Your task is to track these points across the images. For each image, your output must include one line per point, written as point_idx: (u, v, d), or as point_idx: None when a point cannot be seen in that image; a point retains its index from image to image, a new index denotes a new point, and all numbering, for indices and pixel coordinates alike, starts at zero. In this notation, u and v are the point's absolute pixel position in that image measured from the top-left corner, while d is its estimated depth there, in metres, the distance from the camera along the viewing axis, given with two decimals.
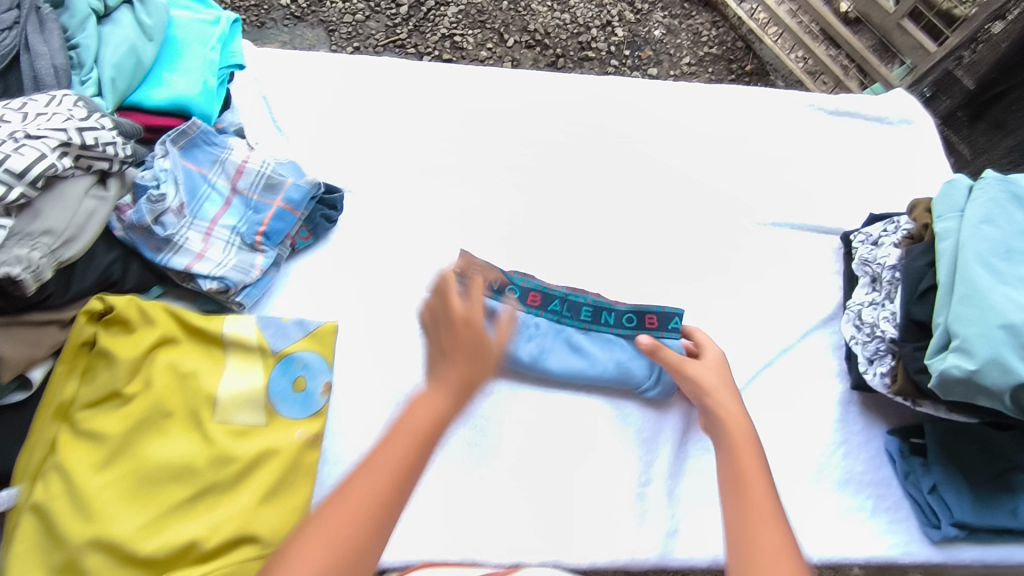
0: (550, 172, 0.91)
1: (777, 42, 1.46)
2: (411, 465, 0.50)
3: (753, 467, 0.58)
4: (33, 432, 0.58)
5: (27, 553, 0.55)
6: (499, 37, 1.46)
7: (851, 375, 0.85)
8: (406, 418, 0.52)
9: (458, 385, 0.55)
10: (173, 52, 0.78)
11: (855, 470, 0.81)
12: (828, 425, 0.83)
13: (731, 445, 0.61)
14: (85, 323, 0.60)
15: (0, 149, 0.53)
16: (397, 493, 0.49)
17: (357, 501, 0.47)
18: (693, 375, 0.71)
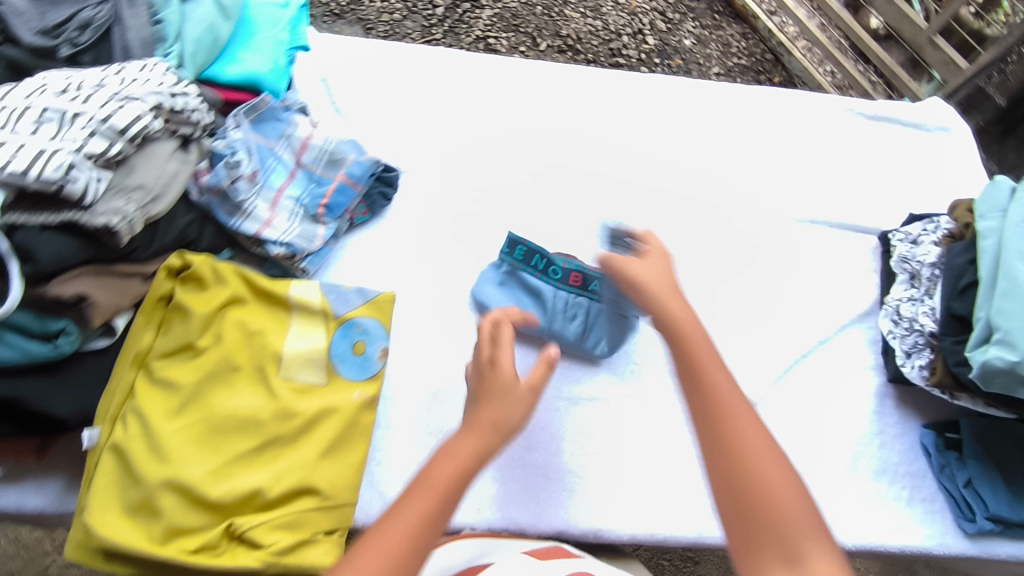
0: (594, 163, 0.93)
1: (806, 54, 1.47)
2: (434, 518, 0.49)
3: (715, 375, 0.57)
4: (113, 377, 0.62)
5: (107, 488, 0.59)
6: (531, 41, 1.48)
7: (887, 369, 0.87)
8: (427, 474, 0.52)
9: (490, 429, 0.55)
10: (246, 32, 0.82)
11: (890, 461, 0.82)
12: (865, 416, 0.85)
13: (689, 351, 0.58)
14: (163, 279, 0.64)
15: (106, 107, 0.59)
16: (422, 543, 0.48)
17: (384, 543, 0.48)
18: (628, 278, 0.66)
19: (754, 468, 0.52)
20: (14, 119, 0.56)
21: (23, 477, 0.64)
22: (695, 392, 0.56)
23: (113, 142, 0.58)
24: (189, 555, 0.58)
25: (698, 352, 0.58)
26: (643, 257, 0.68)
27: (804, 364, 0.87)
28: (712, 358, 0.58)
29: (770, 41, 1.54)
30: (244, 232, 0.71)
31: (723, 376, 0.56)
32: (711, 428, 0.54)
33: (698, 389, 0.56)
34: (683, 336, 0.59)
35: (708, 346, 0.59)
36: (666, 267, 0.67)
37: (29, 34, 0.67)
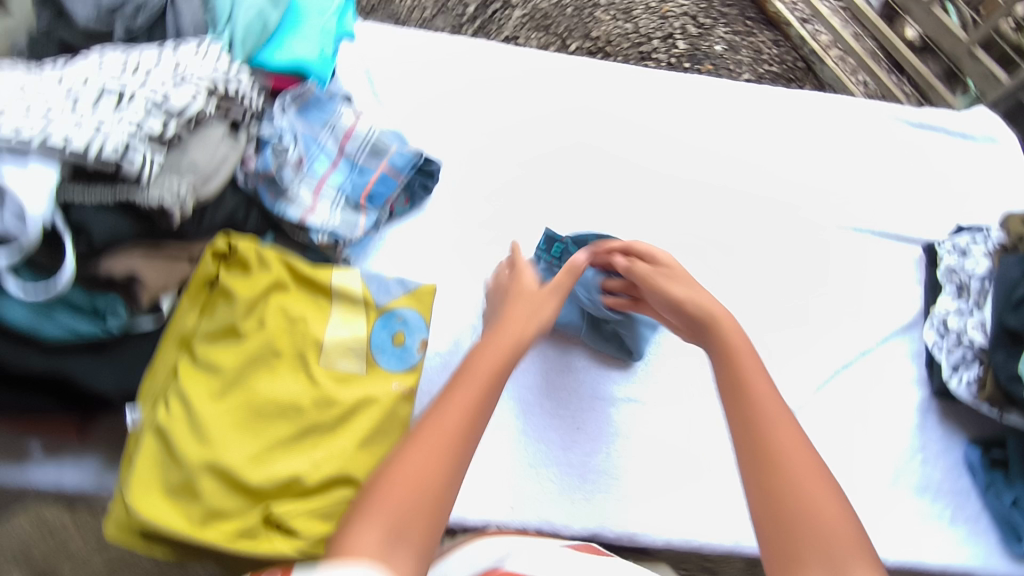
0: (633, 163, 0.92)
1: (838, 63, 1.41)
2: (465, 431, 0.55)
3: (762, 392, 0.58)
4: (158, 357, 0.62)
5: (148, 469, 0.58)
6: (561, 42, 1.47)
7: (930, 383, 0.84)
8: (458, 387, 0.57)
9: (510, 341, 0.62)
10: (294, 17, 0.82)
11: (933, 477, 0.80)
12: (907, 430, 0.82)
13: (736, 372, 0.59)
14: (209, 261, 0.64)
15: (164, 89, 0.60)
16: (452, 459, 0.53)
17: (415, 468, 0.52)
18: (670, 296, 0.67)
19: (799, 490, 0.51)
20: (81, 100, 0.57)
21: (62, 455, 0.63)
22: (738, 408, 0.57)
23: (171, 122, 0.59)
24: (227, 539, 0.57)
25: (748, 372, 0.59)
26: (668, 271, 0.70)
27: (845, 374, 0.85)
28: (761, 379, 0.59)
29: (803, 49, 1.48)
30: (289, 218, 0.71)
31: (772, 398, 0.57)
32: (754, 446, 0.55)
33: (744, 408, 0.57)
34: (730, 356, 0.60)
35: (757, 367, 0.59)
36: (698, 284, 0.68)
37: (84, 18, 0.69)
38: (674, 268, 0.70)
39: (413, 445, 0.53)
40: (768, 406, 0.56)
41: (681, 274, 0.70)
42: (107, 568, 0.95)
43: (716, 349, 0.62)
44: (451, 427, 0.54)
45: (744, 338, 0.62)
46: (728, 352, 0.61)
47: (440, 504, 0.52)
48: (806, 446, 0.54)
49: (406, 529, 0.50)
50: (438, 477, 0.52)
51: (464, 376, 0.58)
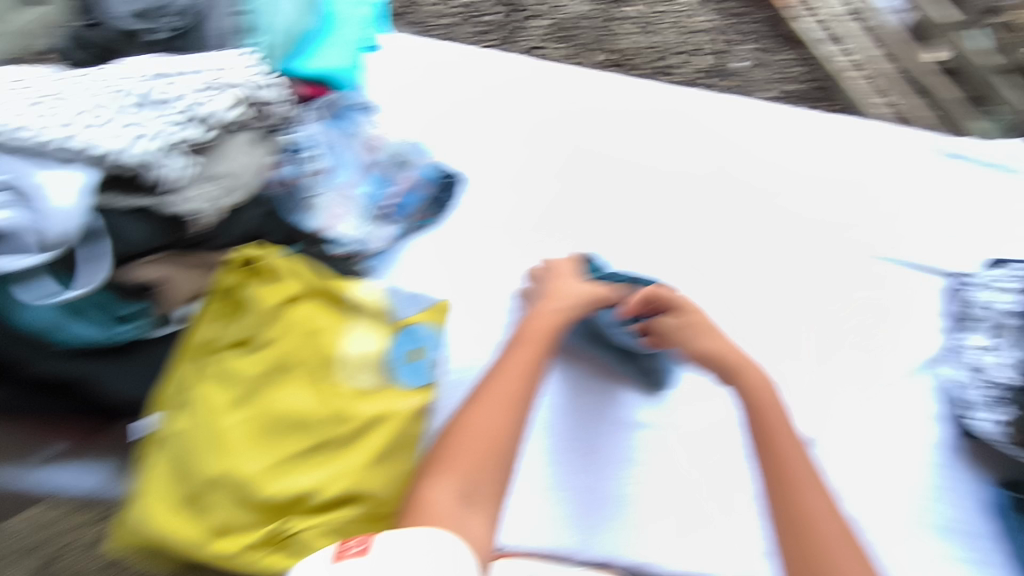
0: (656, 178, 0.90)
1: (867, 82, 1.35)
2: (512, 425, 0.60)
3: (791, 454, 0.59)
4: (174, 366, 0.61)
5: (164, 477, 0.59)
6: (582, 54, 1.46)
7: (954, 421, 0.80)
8: (501, 384, 0.62)
9: (535, 342, 0.65)
10: (328, 25, 0.81)
11: (954, 517, 0.77)
12: (925, 466, 0.79)
13: (767, 432, 0.60)
14: (230, 272, 0.62)
15: (196, 94, 0.59)
16: (503, 450, 0.59)
17: (473, 457, 0.58)
18: (688, 351, 0.66)
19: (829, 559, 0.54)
20: (107, 105, 0.56)
21: (78, 459, 0.63)
22: (770, 470, 0.58)
23: (202, 131, 0.59)
24: (242, 552, 0.58)
25: (778, 433, 0.60)
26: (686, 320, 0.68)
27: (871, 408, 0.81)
28: (791, 440, 0.59)
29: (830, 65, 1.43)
30: (307, 227, 0.71)
31: (797, 456, 0.58)
32: (781, 504, 0.57)
33: (774, 467, 0.58)
34: (758, 409, 0.61)
35: (782, 420, 0.60)
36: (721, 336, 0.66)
37: (121, 18, 0.68)
38: (694, 315, 0.68)
39: (478, 405, 0.61)
40: (795, 466, 0.58)
41: (703, 323, 0.67)
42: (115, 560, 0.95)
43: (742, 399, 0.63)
44: (511, 389, 0.62)
45: (773, 394, 0.62)
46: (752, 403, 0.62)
47: (505, 460, 0.60)
48: (829, 504, 0.57)
49: (479, 482, 0.58)
50: (494, 469, 0.58)
51: (518, 340, 0.66)
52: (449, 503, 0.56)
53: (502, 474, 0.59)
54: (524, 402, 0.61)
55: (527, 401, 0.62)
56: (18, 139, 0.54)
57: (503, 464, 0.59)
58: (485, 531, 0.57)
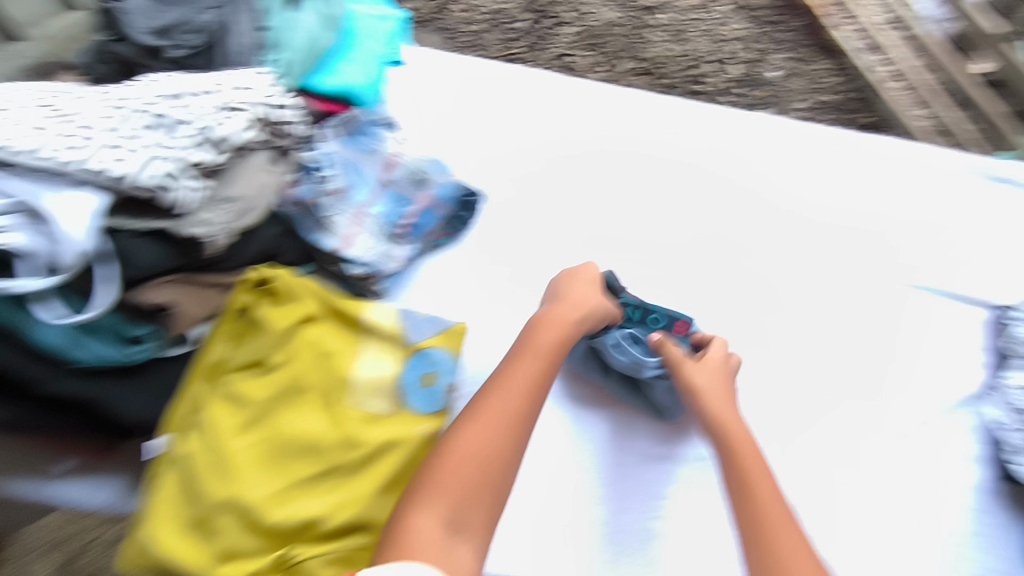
0: (678, 198, 0.87)
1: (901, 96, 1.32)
2: (507, 445, 0.57)
3: (774, 511, 0.57)
4: (185, 388, 0.61)
5: (170, 501, 0.58)
6: (607, 65, 1.44)
7: (995, 464, 0.74)
8: (498, 399, 0.59)
9: (541, 355, 0.63)
10: (346, 46, 0.83)
11: (994, 566, 0.69)
12: (962, 511, 0.72)
13: (747, 483, 0.59)
14: (242, 290, 0.63)
15: (212, 118, 0.59)
16: (495, 470, 0.56)
17: (457, 473, 0.55)
18: (689, 385, 0.68)
19: None
20: (121, 127, 0.57)
21: (88, 475, 0.63)
22: (749, 521, 0.57)
23: (214, 152, 0.58)
24: None
25: (759, 486, 0.59)
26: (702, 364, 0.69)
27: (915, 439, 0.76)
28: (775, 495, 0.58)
29: (861, 81, 1.39)
30: (324, 248, 0.69)
31: (771, 497, 0.58)
32: (755, 540, 0.55)
33: (748, 506, 0.58)
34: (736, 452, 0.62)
35: (760, 467, 0.61)
36: (721, 380, 0.68)
37: (142, 34, 0.69)
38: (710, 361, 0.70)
39: (473, 424, 0.57)
40: (766, 496, 0.58)
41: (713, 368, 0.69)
42: None
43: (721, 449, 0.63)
44: (510, 408, 0.58)
45: (745, 432, 0.63)
46: (731, 451, 0.62)
47: (499, 485, 0.56)
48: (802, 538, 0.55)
49: (469, 506, 0.54)
50: (480, 486, 0.55)
51: (518, 355, 0.63)
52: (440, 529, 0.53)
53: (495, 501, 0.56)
54: (524, 422, 0.59)
55: (526, 424, 0.59)
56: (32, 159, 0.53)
57: (496, 489, 0.56)
58: (472, 563, 0.53)
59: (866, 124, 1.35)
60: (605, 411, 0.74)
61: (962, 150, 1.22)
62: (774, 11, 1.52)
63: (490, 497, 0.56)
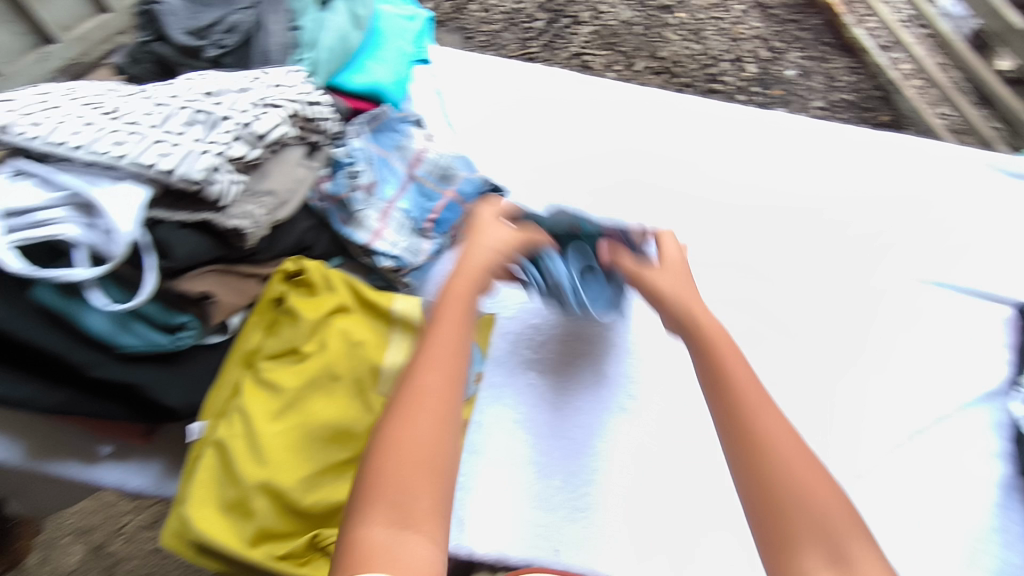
0: (696, 194, 0.88)
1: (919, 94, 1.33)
2: (443, 414, 0.48)
3: (772, 429, 0.49)
4: (222, 374, 0.64)
5: (206, 484, 0.59)
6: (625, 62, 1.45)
7: (1017, 460, 0.72)
8: (424, 370, 0.50)
9: (459, 312, 0.56)
10: (374, 44, 0.86)
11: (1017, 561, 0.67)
12: (985, 507, 0.70)
13: (731, 402, 0.51)
14: (277, 281, 0.66)
15: (250, 114, 0.62)
16: (440, 448, 0.47)
17: (399, 462, 0.45)
18: (653, 287, 0.65)
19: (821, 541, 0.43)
20: (166, 122, 0.59)
21: (127, 458, 0.66)
22: (741, 451, 0.48)
23: (253, 147, 0.61)
24: (276, 560, 0.58)
25: (752, 405, 0.50)
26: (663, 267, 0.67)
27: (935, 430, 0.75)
28: (769, 412, 0.50)
29: (881, 78, 1.40)
30: (355, 242, 0.71)
31: (772, 415, 0.50)
32: (746, 464, 0.47)
33: (740, 421, 0.49)
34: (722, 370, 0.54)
35: (743, 368, 0.54)
36: (685, 281, 0.66)
37: (180, 33, 0.72)
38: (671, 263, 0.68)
39: (406, 403, 0.48)
40: (759, 412, 0.50)
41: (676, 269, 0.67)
42: (151, 551, 0.97)
43: (705, 367, 0.55)
44: (438, 373, 0.50)
45: (722, 332, 0.58)
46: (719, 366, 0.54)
47: (443, 462, 0.47)
48: (808, 452, 0.48)
49: (416, 491, 0.44)
50: (426, 466, 0.46)
51: (441, 312, 0.56)
52: (377, 483, 0.44)
53: (439, 451, 0.47)
54: (456, 383, 0.51)
55: (457, 386, 0.51)
56: (93, 152, 0.55)
57: (443, 466, 0.47)
58: (431, 552, 0.43)
59: (886, 122, 1.35)
60: (587, 367, 0.73)
61: (983, 147, 1.21)
62: (791, 10, 1.54)
63: (439, 480, 0.46)
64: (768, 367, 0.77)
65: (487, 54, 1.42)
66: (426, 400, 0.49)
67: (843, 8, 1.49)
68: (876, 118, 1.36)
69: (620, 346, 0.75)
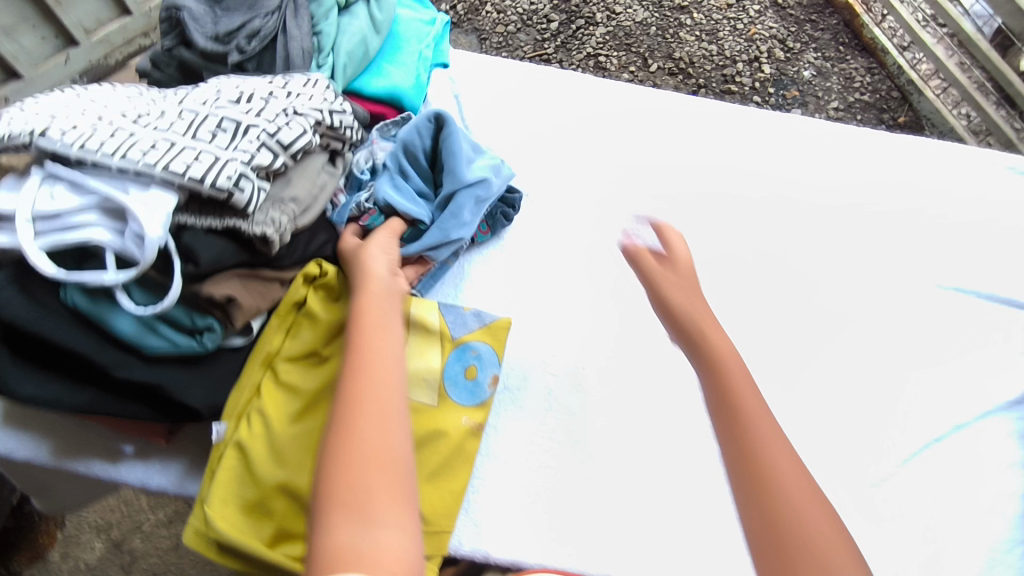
0: (713, 198, 0.88)
1: (939, 95, 1.31)
2: (385, 410, 0.53)
3: (785, 468, 0.49)
4: (243, 375, 0.65)
5: (226, 483, 0.60)
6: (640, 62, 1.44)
7: None
8: (360, 376, 0.54)
9: (381, 318, 0.60)
10: (394, 48, 0.87)
11: None
12: (1006, 517, 0.69)
13: (746, 437, 0.50)
14: (300, 284, 0.67)
15: (276, 122, 0.63)
16: (391, 443, 0.51)
17: (351, 461, 0.49)
18: (667, 301, 0.62)
19: None
20: (194, 129, 0.60)
21: (149, 457, 0.67)
22: (756, 496, 0.48)
23: (278, 154, 0.62)
24: (295, 561, 0.58)
25: (767, 444, 0.50)
26: (676, 273, 0.64)
27: (957, 440, 0.73)
28: (784, 452, 0.50)
29: (899, 78, 1.39)
30: None
31: (780, 452, 0.50)
32: (760, 509, 0.47)
33: (751, 465, 0.49)
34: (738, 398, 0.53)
35: (755, 395, 0.53)
36: (699, 289, 0.62)
37: (202, 38, 0.73)
38: (684, 267, 0.64)
39: (352, 407, 0.52)
40: (776, 450, 0.50)
41: (688, 273, 0.64)
42: (170, 547, 0.99)
43: (716, 397, 0.54)
44: (375, 375, 0.55)
45: (736, 358, 0.56)
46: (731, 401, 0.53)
47: (394, 454, 0.50)
48: (818, 498, 0.48)
49: (374, 483, 0.48)
50: (379, 460, 0.49)
51: (361, 319, 0.59)
52: (337, 460, 0.49)
53: (391, 445, 0.51)
54: (394, 380, 0.55)
55: (395, 383, 0.55)
56: (125, 160, 0.57)
57: (395, 457, 0.50)
58: (399, 537, 0.47)
59: (904, 122, 1.36)
60: (601, 370, 0.73)
61: (1005, 149, 1.19)
62: (809, 9, 1.53)
63: (395, 472, 0.50)
64: (785, 371, 0.76)
65: (501, 56, 1.43)
66: (377, 377, 0.55)
67: (862, 6, 1.46)
68: (894, 118, 1.36)
69: (637, 351, 0.75)
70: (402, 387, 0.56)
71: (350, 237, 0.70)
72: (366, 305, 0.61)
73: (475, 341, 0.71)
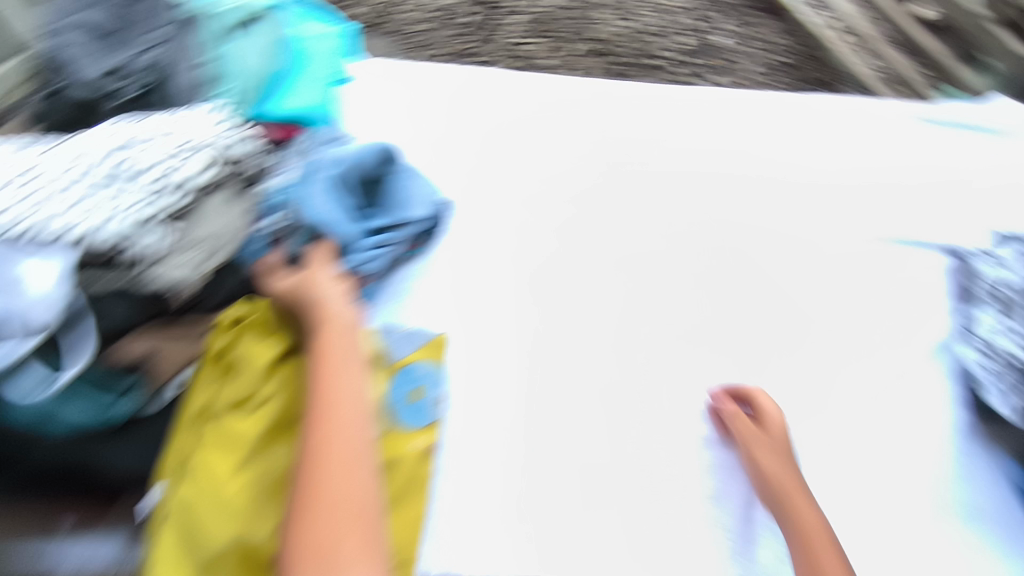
0: (643, 180, 0.88)
1: (853, 48, 1.34)
2: (350, 463, 0.51)
3: None
4: (179, 434, 0.63)
5: (172, 549, 0.57)
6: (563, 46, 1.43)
7: (973, 405, 0.75)
8: (325, 428, 0.53)
9: (344, 354, 0.58)
10: (298, 65, 0.84)
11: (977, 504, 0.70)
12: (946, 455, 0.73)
13: None
14: (221, 331, 0.65)
15: (173, 161, 0.60)
16: (356, 500, 0.50)
17: (315, 522, 0.48)
18: (761, 473, 0.66)
19: None
20: (84, 179, 0.57)
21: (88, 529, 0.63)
22: None
23: (179, 197, 0.59)
24: None
25: None
26: (767, 442, 0.68)
27: (900, 390, 0.76)
28: None
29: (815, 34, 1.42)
30: None
31: None
32: None
33: None
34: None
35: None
36: (793, 465, 0.66)
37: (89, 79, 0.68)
38: (775, 435, 0.68)
39: (316, 462, 0.51)
40: None
41: (779, 442, 0.68)
42: None
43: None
44: (339, 423, 0.53)
45: (820, 526, 0.61)
46: (814, 564, 0.58)
47: (360, 509, 0.50)
48: None
49: (339, 546, 0.47)
50: (342, 520, 0.48)
51: (327, 355, 0.58)
52: (301, 523, 0.48)
53: (355, 501, 0.50)
54: (360, 426, 0.54)
55: (358, 428, 0.54)
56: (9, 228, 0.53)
57: (361, 511, 0.50)
58: None
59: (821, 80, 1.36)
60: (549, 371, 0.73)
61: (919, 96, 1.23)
62: None
63: (360, 530, 0.49)
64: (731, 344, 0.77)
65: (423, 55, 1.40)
66: (344, 428, 0.53)
67: None
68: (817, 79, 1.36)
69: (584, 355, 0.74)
70: (368, 428, 0.54)
71: (281, 272, 0.66)
72: (331, 344, 0.59)
73: (418, 362, 0.70)
